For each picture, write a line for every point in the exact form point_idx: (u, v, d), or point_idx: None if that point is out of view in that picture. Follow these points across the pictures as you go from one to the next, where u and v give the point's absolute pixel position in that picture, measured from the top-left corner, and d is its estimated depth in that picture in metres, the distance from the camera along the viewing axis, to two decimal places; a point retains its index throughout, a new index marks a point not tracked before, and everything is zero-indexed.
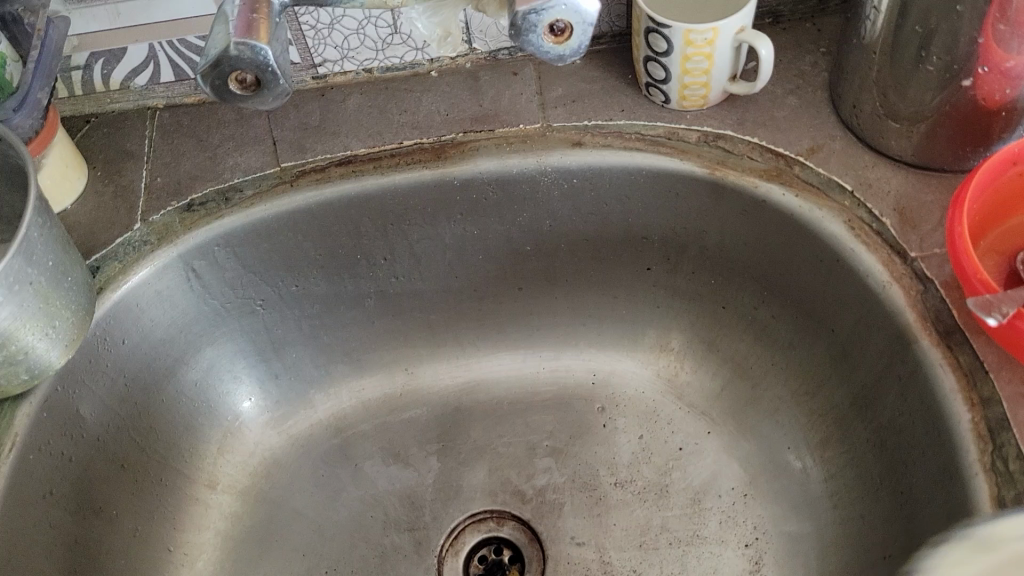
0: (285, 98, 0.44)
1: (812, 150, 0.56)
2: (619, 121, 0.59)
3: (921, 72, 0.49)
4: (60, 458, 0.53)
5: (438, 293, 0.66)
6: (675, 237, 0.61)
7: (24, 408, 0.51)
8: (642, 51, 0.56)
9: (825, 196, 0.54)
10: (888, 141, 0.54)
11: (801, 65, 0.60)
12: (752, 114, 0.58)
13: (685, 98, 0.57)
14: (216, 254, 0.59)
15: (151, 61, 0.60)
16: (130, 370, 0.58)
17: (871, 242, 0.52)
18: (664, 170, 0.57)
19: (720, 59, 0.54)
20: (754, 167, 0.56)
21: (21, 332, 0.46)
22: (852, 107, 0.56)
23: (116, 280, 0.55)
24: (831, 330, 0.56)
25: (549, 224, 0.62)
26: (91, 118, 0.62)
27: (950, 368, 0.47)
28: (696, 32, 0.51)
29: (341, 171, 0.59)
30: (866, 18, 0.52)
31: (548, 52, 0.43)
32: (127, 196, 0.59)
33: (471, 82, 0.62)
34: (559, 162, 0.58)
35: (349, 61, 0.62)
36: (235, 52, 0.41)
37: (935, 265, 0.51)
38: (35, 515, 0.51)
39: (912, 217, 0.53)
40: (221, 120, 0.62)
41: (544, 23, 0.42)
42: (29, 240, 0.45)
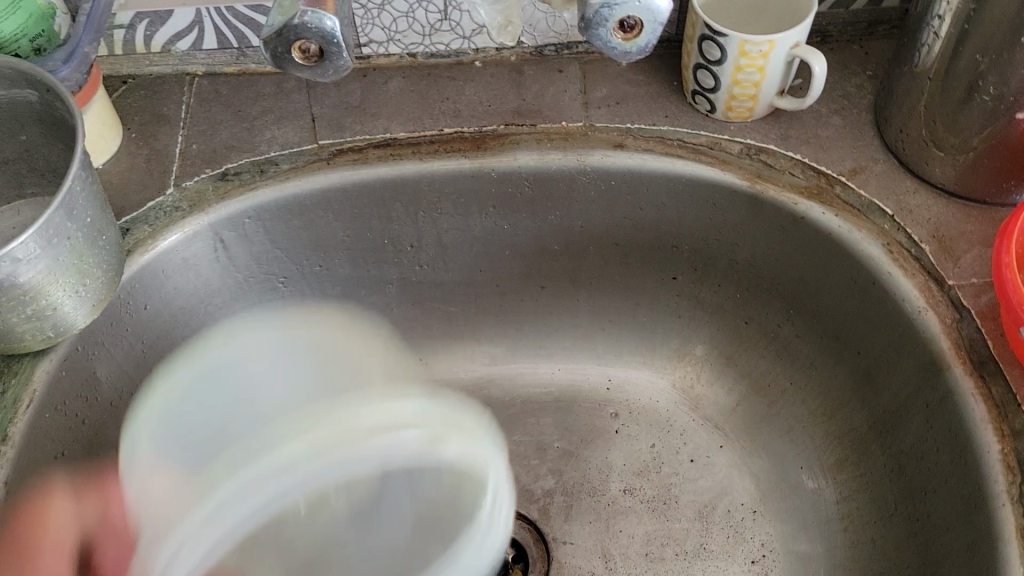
0: (344, 73, 0.44)
1: (854, 171, 0.56)
2: (662, 126, 0.59)
3: (974, 101, 0.49)
4: (74, 419, 0.53)
5: (460, 285, 0.65)
6: (707, 248, 0.61)
7: (43, 365, 0.50)
8: (693, 58, 0.56)
9: (864, 217, 0.54)
10: (932, 168, 0.54)
11: (847, 86, 0.60)
12: (796, 130, 0.58)
13: (730, 109, 0.57)
14: (246, 226, 0.58)
15: (196, 27, 0.59)
16: (148, 336, 0.57)
17: (910, 266, 0.52)
18: (704, 179, 0.57)
19: (772, 72, 0.54)
20: (794, 183, 0.56)
21: (53, 287, 0.45)
22: (897, 131, 0.56)
23: (145, 243, 0.54)
24: (858, 352, 0.56)
25: (581, 224, 0.61)
26: (129, 79, 0.61)
27: (982, 399, 0.47)
28: (752, 43, 0.51)
29: (379, 154, 0.58)
30: (921, 44, 0.52)
31: (614, 48, 0.43)
32: (161, 159, 0.58)
33: (515, 76, 0.62)
34: (599, 162, 0.58)
35: (395, 44, 0.61)
36: (301, 21, 0.41)
37: (972, 294, 0.51)
38: (47, 474, 0.50)
39: (951, 246, 0.53)
40: (260, 93, 0.61)
41: (615, 18, 0.42)
42: (71, 195, 0.45)
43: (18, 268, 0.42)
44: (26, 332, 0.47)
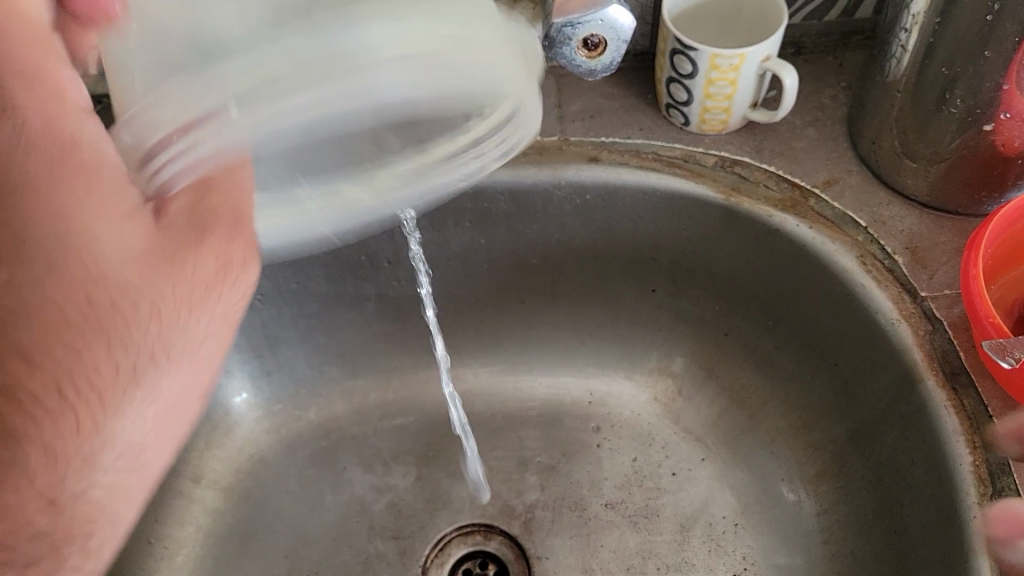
0: None
1: (828, 183, 0.56)
2: (636, 140, 0.59)
3: (943, 114, 0.49)
4: None
5: (439, 300, 0.65)
6: (684, 261, 0.61)
7: None
8: (665, 71, 0.56)
9: (838, 229, 0.54)
10: (904, 180, 0.54)
11: (821, 98, 0.60)
12: (770, 142, 0.58)
13: (704, 121, 0.57)
14: None
15: None
16: None
17: (883, 277, 0.52)
18: (678, 192, 0.57)
19: (744, 85, 0.54)
20: (769, 195, 0.56)
21: None
22: (869, 143, 0.56)
23: None
24: (834, 364, 0.56)
25: (558, 238, 0.61)
26: None
27: (954, 411, 0.47)
28: (722, 56, 0.51)
29: None
30: (890, 56, 0.52)
31: (580, 65, 0.43)
32: None
33: None
34: (573, 176, 0.58)
35: None
36: None
37: (945, 305, 0.51)
38: None
39: (924, 257, 0.53)
40: None
41: (578, 36, 0.42)
42: None
43: None
44: None
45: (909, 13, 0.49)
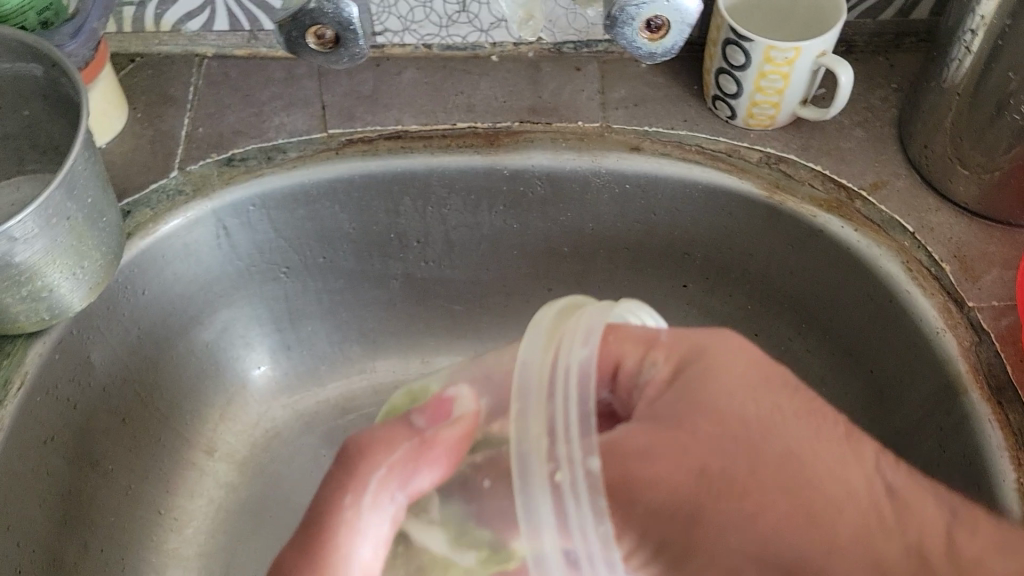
0: (361, 60, 0.43)
1: (876, 186, 0.55)
2: (681, 131, 0.57)
3: (1002, 120, 0.48)
4: (66, 403, 0.51)
5: (465, 284, 0.64)
6: (719, 258, 0.60)
7: (37, 346, 0.49)
8: (715, 62, 0.54)
9: (885, 233, 0.53)
10: (956, 186, 0.53)
11: (871, 99, 0.58)
12: (818, 141, 0.57)
13: (752, 116, 0.56)
14: (250, 214, 0.57)
15: (208, 7, 0.58)
16: (145, 323, 0.56)
17: (929, 286, 0.51)
18: (722, 187, 0.56)
19: (796, 80, 0.52)
20: (814, 195, 0.55)
21: (49, 268, 0.45)
22: (921, 146, 0.54)
23: (145, 227, 0.53)
24: (869, 372, 0.55)
25: (592, 227, 0.60)
26: (136, 58, 0.60)
27: (999, 425, 0.46)
28: (778, 49, 0.50)
29: (389, 145, 0.57)
30: (950, 58, 0.50)
31: (640, 48, 0.42)
32: (166, 141, 0.56)
33: (532, 72, 0.60)
34: (614, 164, 0.56)
35: (410, 34, 0.60)
36: (317, 6, 0.39)
37: (991, 317, 0.50)
38: (35, 460, 0.49)
39: (972, 266, 0.52)
40: (270, 78, 0.60)
41: (642, 17, 0.40)
42: (73, 172, 0.44)
43: (15, 247, 0.42)
44: (21, 312, 0.47)
45: (976, 13, 0.47)
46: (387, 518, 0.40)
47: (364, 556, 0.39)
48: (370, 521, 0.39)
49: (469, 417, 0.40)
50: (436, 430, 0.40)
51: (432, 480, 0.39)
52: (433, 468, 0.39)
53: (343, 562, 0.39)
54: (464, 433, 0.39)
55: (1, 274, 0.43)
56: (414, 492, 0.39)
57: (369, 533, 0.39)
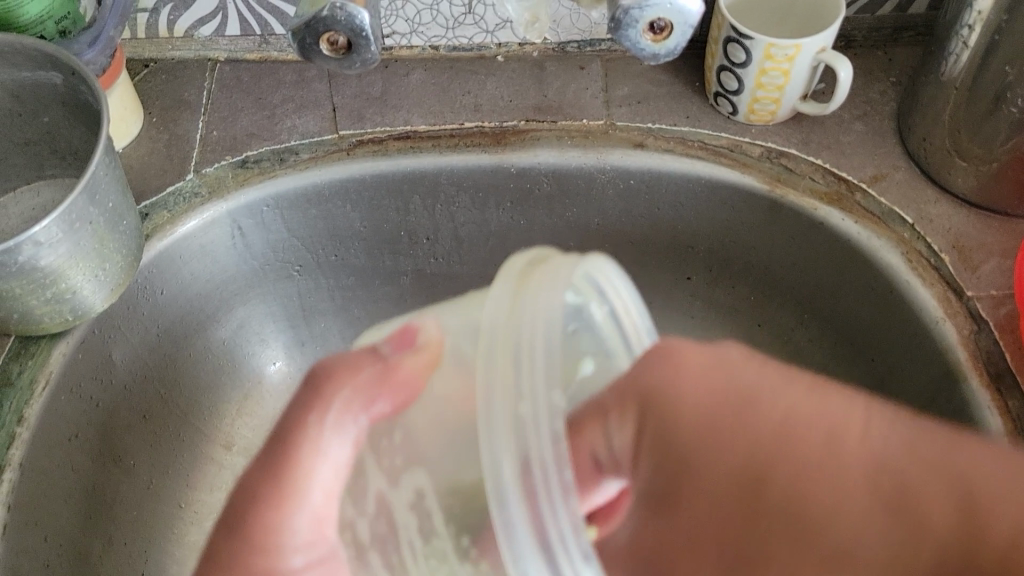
0: (372, 65, 0.44)
1: (875, 178, 0.56)
2: (683, 127, 0.58)
3: (999, 112, 0.49)
4: (88, 402, 0.53)
5: (475, 280, 0.66)
6: (722, 251, 0.61)
7: (60, 347, 0.51)
8: (717, 59, 0.55)
9: (884, 225, 0.54)
10: (954, 178, 0.54)
11: (871, 93, 0.60)
12: (818, 135, 0.58)
13: (753, 112, 0.57)
14: (264, 214, 0.58)
15: (220, 12, 0.59)
16: (163, 322, 0.57)
17: (928, 276, 0.52)
18: (725, 182, 0.57)
19: (797, 76, 0.54)
20: (814, 188, 0.56)
21: (72, 270, 0.46)
22: (920, 139, 0.55)
23: (162, 228, 0.55)
24: (870, 361, 0.57)
25: (597, 222, 0.61)
26: (150, 63, 0.61)
27: (998, 411, 0.47)
28: (778, 46, 0.51)
29: (399, 145, 0.58)
30: (947, 52, 0.51)
31: (644, 49, 0.43)
32: (181, 145, 0.58)
33: (537, 71, 0.61)
34: (619, 161, 0.57)
35: (417, 36, 0.61)
36: (330, 13, 0.41)
37: (990, 305, 0.51)
38: (60, 456, 0.51)
39: (970, 255, 0.53)
40: (281, 81, 0.61)
41: (645, 19, 0.41)
42: (94, 178, 0.45)
43: (39, 251, 0.43)
44: (46, 314, 0.48)
45: (973, 8, 0.48)
46: (350, 440, 0.38)
47: (327, 476, 0.38)
48: (335, 444, 0.38)
49: (435, 346, 0.38)
50: (400, 354, 0.38)
51: (394, 404, 0.38)
52: (396, 395, 0.37)
53: (302, 484, 0.37)
54: (428, 362, 0.37)
55: (27, 277, 0.44)
56: (378, 416, 0.38)
57: (332, 453, 0.38)
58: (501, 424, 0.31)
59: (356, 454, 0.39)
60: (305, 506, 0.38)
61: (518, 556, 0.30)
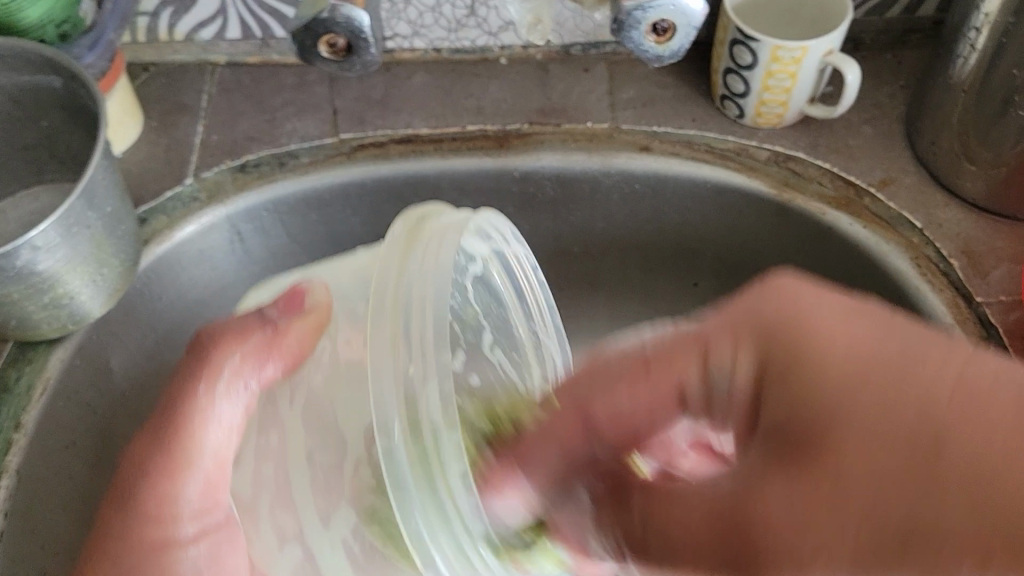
0: (372, 68, 0.43)
1: (884, 183, 0.55)
2: (689, 131, 0.58)
3: (1008, 116, 0.48)
4: (87, 408, 0.52)
5: None
6: (729, 257, 0.60)
7: (59, 353, 0.50)
8: (723, 62, 0.55)
9: (893, 230, 0.53)
10: (963, 182, 0.53)
11: (879, 96, 0.59)
12: (826, 139, 0.57)
13: (760, 115, 0.56)
14: (264, 219, 0.57)
15: (220, 16, 0.58)
16: (162, 328, 0.57)
17: (938, 281, 0.51)
18: (731, 186, 0.56)
19: (804, 79, 0.53)
20: (823, 193, 0.55)
21: (70, 276, 0.46)
22: (929, 143, 0.54)
23: (161, 234, 0.54)
24: None
25: (602, 227, 0.60)
26: (150, 67, 0.61)
27: None
28: (785, 49, 0.50)
29: (400, 149, 0.57)
30: (956, 55, 0.51)
31: (647, 51, 0.42)
32: (181, 149, 0.57)
33: (541, 75, 0.61)
34: (623, 164, 0.57)
35: (420, 39, 0.60)
36: (329, 15, 0.40)
37: (1000, 311, 0.50)
38: (58, 464, 0.50)
39: (980, 261, 0.52)
40: (282, 85, 0.60)
41: (648, 21, 0.40)
42: (92, 182, 0.45)
43: (37, 256, 0.43)
44: (43, 320, 0.47)
45: (981, 11, 0.47)
46: (241, 404, 0.47)
47: (218, 443, 0.46)
48: (226, 407, 0.46)
49: (321, 312, 0.50)
50: (288, 321, 0.49)
51: (280, 368, 0.48)
52: (279, 357, 0.48)
53: (196, 452, 0.45)
54: (308, 327, 0.49)
55: (23, 283, 0.44)
56: (265, 381, 0.48)
57: (222, 418, 0.46)
58: (425, 419, 0.36)
59: (243, 417, 0.48)
60: (195, 473, 0.45)
61: (427, 475, 0.36)
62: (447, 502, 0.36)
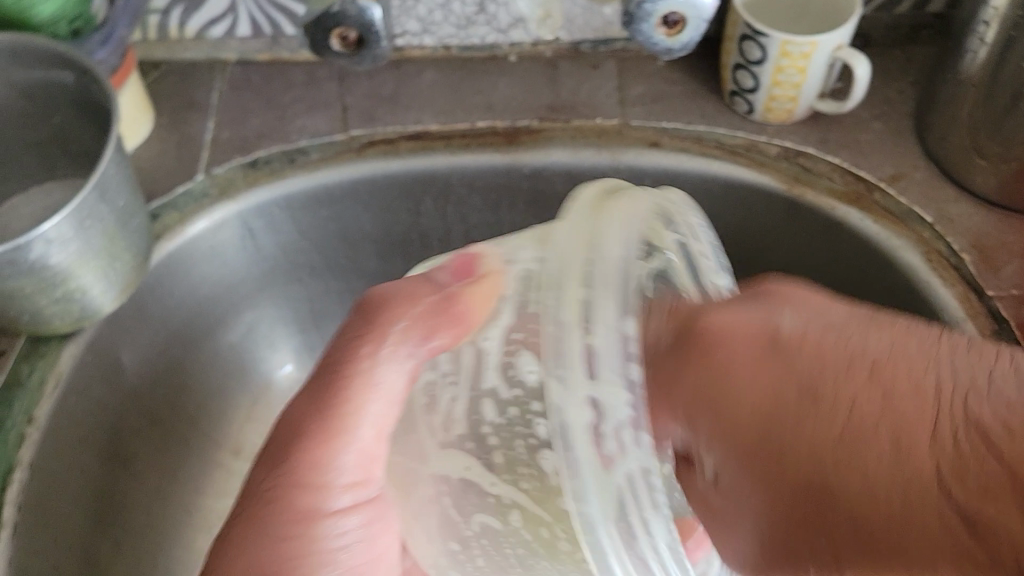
0: (383, 61, 0.44)
1: (894, 178, 0.55)
2: (699, 126, 0.58)
3: (1018, 110, 0.48)
4: (99, 404, 0.52)
5: None
6: (738, 253, 0.60)
7: (70, 348, 0.50)
8: (732, 57, 0.55)
9: (903, 224, 0.53)
10: (973, 177, 0.53)
11: (888, 92, 0.59)
12: (835, 134, 0.57)
13: (770, 110, 0.56)
14: (274, 215, 0.58)
15: (231, 13, 0.59)
16: (173, 324, 0.57)
17: (948, 275, 0.51)
18: (741, 181, 0.56)
19: (814, 74, 0.53)
20: (833, 188, 0.55)
21: (82, 270, 0.46)
22: (939, 138, 0.54)
23: (173, 229, 0.54)
24: None
25: None
26: (161, 64, 0.61)
27: None
28: (794, 43, 0.50)
29: (410, 145, 0.57)
30: (965, 49, 0.50)
31: (658, 44, 0.42)
32: (192, 146, 0.57)
33: (550, 71, 0.61)
34: (633, 160, 0.57)
35: (429, 36, 0.61)
36: (341, 8, 0.40)
37: (1011, 305, 0.50)
38: (70, 458, 0.50)
39: (991, 256, 0.52)
40: (292, 82, 0.60)
41: (658, 13, 0.41)
42: (105, 176, 0.45)
43: (50, 249, 0.43)
44: (55, 314, 0.48)
45: (990, 4, 0.48)
46: (404, 374, 0.42)
47: (379, 415, 0.42)
48: (389, 373, 0.41)
49: (492, 278, 0.42)
50: (462, 286, 0.42)
51: (452, 335, 0.42)
52: (454, 325, 0.41)
53: (355, 418, 0.41)
54: (491, 284, 0.42)
55: (37, 276, 0.44)
56: (434, 351, 0.42)
57: (387, 382, 0.41)
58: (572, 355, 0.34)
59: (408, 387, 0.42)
60: (352, 441, 0.41)
61: (566, 383, 0.33)
62: (578, 400, 0.33)
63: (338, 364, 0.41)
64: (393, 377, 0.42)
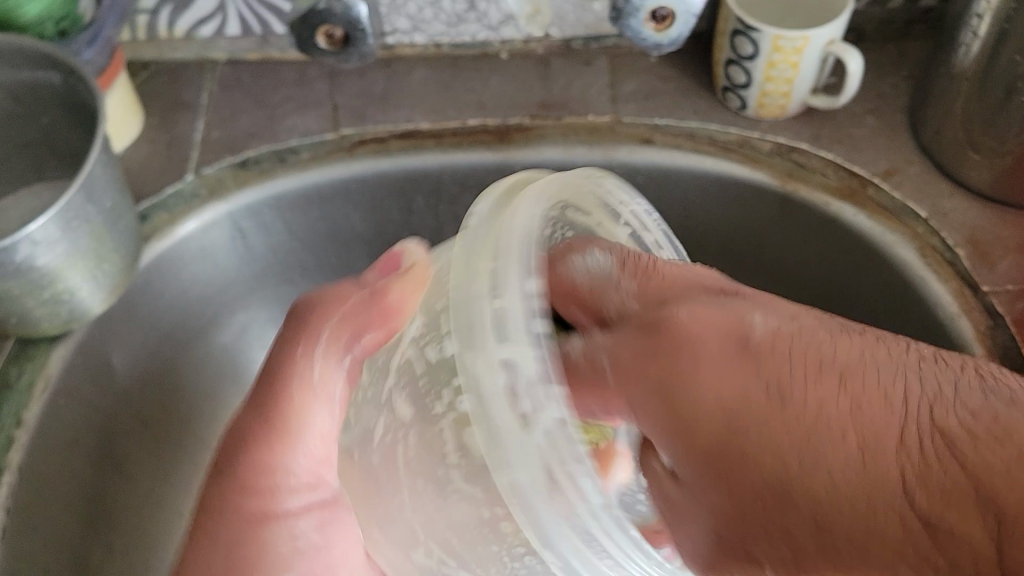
0: (370, 59, 0.43)
1: (888, 173, 0.55)
2: (692, 123, 0.57)
3: (1011, 104, 0.48)
4: (90, 407, 0.52)
5: None
6: (733, 250, 0.60)
7: (59, 350, 0.50)
8: (724, 53, 0.54)
9: (897, 220, 0.53)
10: (967, 171, 0.53)
11: (882, 86, 0.58)
12: (828, 130, 0.57)
13: (763, 106, 0.56)
14: (264, 215, 0.57)
15: (220, 13, 0.59)
16: (163, 325, 0.56)
17: (943, 271, 0.50)
18: (734, 178, 0.55)
19: (806, 69, 0.52)
20: (826, 184, 0.54)
21: (70, 271, 0.46)
22: (933, 133, 0.54)
23: (162, 230, 0.54)
24: None
25: None
26: (150, 64, 0.61)
27: None
28: (786, 38, 0.50)
29: (401, 144, 0.57)
30: (959, 43, 0.50)
31: (646, 39, 0.42)
32: (181, 146, 0.57)
33: (542, 68, 0.60)
34: (626, 157, 0.56)
35: (420, 33, 0.60)
36: (326, 6, 0.40)
37: (1006, 300, 0.50)
38: (60, 460, 0.50)
39: (985, 250, 0.52)
40: (282, 81, 0.60)
41: (646, 9, 0.40)
42: (92, 177, 0.45)
43: (36, 250, 0.43)
44: (43, 316, 0.47)
45: None
46: (340, 379, 0.42)
47: (322, 423, 0.42)
48: (325, 377, 0.42)
49: (418, 269, 0.40)
50: (387, 281, 0.40)
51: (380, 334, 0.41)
52: (383, 322, 0.40)
53: (299, 422, 0.42)
54: (416, 278, 0.40)
55: (23, 278, 0.43)
56: (366, 349, 0.42)
57: (328, 389, 0.42)
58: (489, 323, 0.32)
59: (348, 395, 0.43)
60: (302, 446, 0.42)
61: (476, 347, 0.32)
62: (489, 363, 0.32)
63: (275, 367, 0.42)
64: (336, 379, 0.42)
